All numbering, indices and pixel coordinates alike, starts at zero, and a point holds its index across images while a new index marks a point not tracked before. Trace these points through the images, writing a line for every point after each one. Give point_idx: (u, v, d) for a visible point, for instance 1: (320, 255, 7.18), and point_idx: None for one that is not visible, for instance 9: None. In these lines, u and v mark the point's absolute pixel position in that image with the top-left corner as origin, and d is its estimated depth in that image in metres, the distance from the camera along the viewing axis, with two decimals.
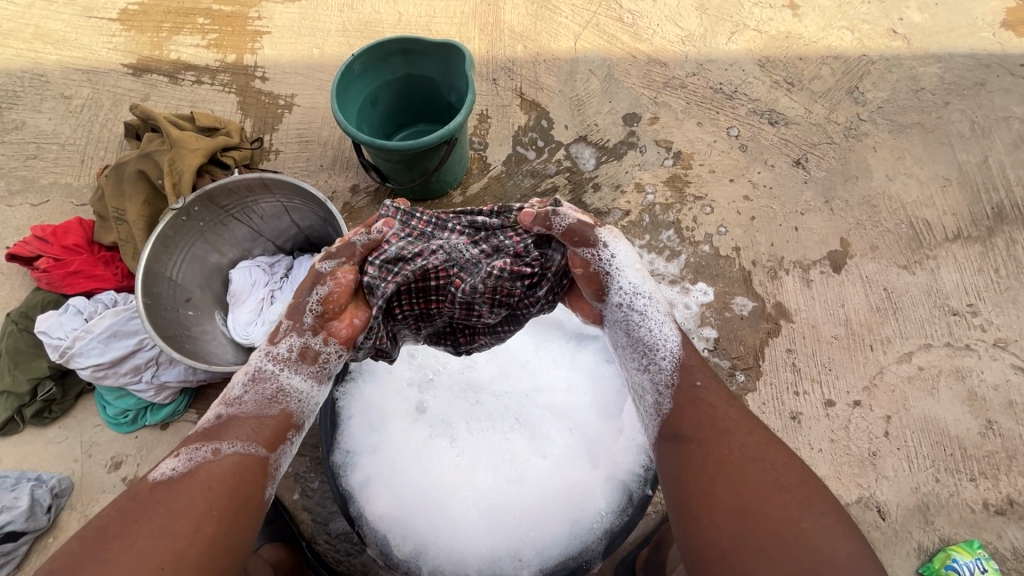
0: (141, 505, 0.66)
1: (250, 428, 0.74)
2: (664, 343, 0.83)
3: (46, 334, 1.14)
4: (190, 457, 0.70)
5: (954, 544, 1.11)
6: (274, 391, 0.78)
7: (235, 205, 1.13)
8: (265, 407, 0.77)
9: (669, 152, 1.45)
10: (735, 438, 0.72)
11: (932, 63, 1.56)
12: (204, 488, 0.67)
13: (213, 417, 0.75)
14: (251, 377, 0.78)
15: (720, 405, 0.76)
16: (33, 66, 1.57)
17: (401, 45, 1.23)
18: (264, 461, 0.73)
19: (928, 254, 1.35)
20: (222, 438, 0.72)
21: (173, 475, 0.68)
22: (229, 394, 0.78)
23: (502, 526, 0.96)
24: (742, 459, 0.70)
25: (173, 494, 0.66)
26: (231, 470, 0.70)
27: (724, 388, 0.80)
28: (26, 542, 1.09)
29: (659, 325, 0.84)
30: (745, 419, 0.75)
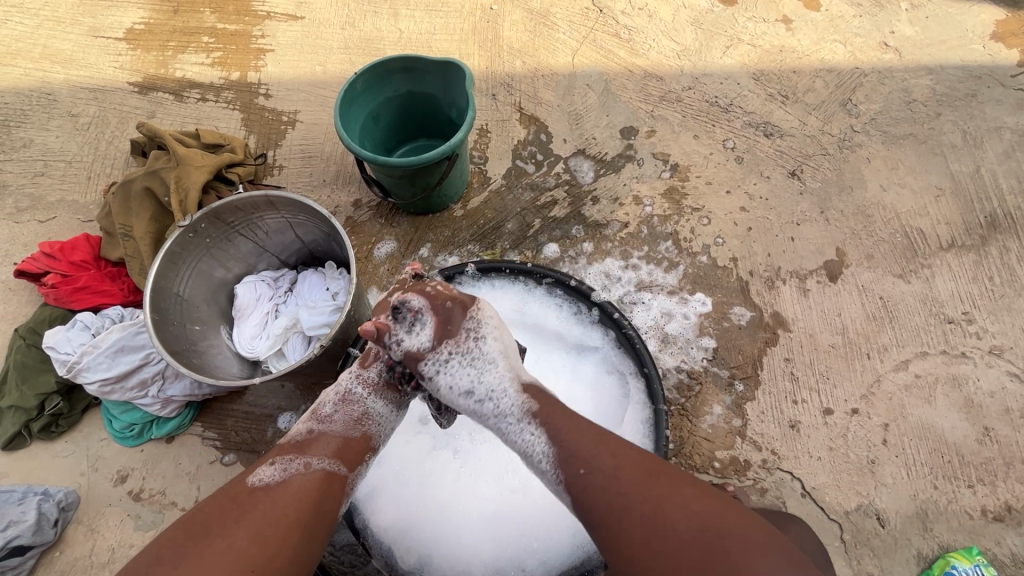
0: (237, 506, 0.70)
1: (337, 445, 0.81)
2: (533, 448, 0.79)
3: (55, 349, 1.16)
4: (285, 467, 0.75)
5: (954, 551, 1.12)
6: (360, 413, 0.85)
7: (241, 221, 1.14)
8: (351, 428, 0.84)
9: (666, 165, 1.48)
10: (635, 513, 0.69)
11: (924, 75, 1.59)
12: (295, 499, 0.72)
13: (303, 431, 0.82)
14: (341, 397, 0.86)
15: (608, 478, 0.72)
16: (41, 85, 1.60)
17: (403, 64, 1.25)
18: (345, 479, 0.79)
19: (923, 262, 1.37)
20: (312, 453, 0.78)
21: (269, 482, 0.73)
22: (320, 411, 0.85)
23: (506, 538, 0.97)
24: (650, 533, 0.67)
25: (269, 499, 0.71)
26: (317, 484, 0.75)
27: (608, 446, 0.76)
28: (32, 557, 1.10)
29: (521, 429, 0.81)
30: (635, 481, 0.71)
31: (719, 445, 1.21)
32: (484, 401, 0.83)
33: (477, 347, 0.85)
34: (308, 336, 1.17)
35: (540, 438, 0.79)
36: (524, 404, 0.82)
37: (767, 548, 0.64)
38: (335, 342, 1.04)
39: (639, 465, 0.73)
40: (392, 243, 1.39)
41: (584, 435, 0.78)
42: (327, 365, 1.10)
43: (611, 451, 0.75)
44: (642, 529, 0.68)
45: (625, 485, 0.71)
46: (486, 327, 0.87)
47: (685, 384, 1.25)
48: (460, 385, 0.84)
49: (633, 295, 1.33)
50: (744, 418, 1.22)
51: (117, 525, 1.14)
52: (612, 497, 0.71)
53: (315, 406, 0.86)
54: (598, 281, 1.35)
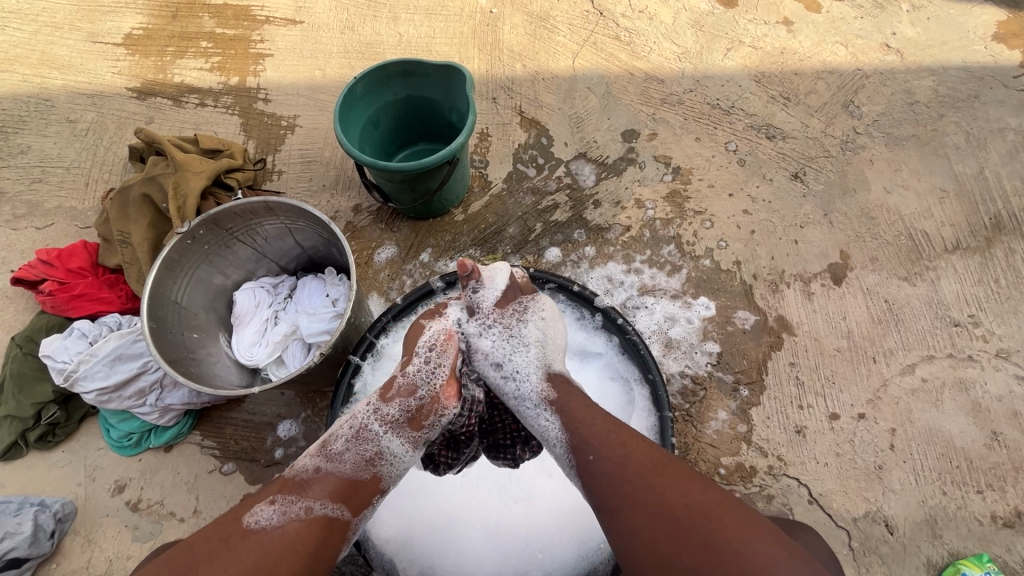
0: (228, 550, 0.68)
1: (341, 489, 0.77)
2: (547, 431, 0.84)
3: (52, 358, 1.14)
4: (284, 510, 0.72)
5: (964, 558, 1.11)
6: (373, 453, 0.82)
7: (240, 227, 1.13)
8: (359, 470, 0.80)
9: (668, 168, 1.46)
10: (637, 498, 0.70)
11: (926, 77, 1.59)
12: (288, 547, 0.69)
13: (309, 468, 0.79)
14: (355, 433, 0.83)
15: (617, 465, 0.74)
16: (38, 91, 1.59)
17: (403, 67, 1.24)
18: (344, 526, 0.76)
19: (928, 265, 1.36)
20: (315, 497, 0.75)
21: (264, 525, 0.71)
22: (329, 447, 0.82)
23: (509, 548, 0.95)
24: (649, 518, 0.67)
25: (261, 548, 0.68)
26: (316, 532, 0.72)
27: (618, 435, 0.78)
28: (29, 569, 1.08)
29: (538, 413, 0.87)
30: (641, 470, 0.72)
31: (724, 451, 1.19)
32: (509, 382, 0.92)
33: (518, 327, 0.96)
34: (308, 343, 1.16)
35: (551, 421, 0.85)
36: (543, 390, 0.88)
37: (766, 538, 0.63)
38: (335, 349, 1.03)
39: (646, 456, 0.74)
40: (393, 248, 1.38)
41: (598, 422, 0.80)
42: (326, 372, 1.08)
43: (621, 440, 0.77)
44: (641, 516, 0.68)
45: (630, 472, 0.72)
46: (533, 314, 0.97)
47: (690, 390, 1.24)
48: (493, 356, 0.94)
49: (636, 299, 1.32)
50: (749, 424, 1.21)
51: (115, 536, 1.13)
52: (617, 483, 0.72)
53: (325, 440, 0.83)
54: (601, 285, 1.34)
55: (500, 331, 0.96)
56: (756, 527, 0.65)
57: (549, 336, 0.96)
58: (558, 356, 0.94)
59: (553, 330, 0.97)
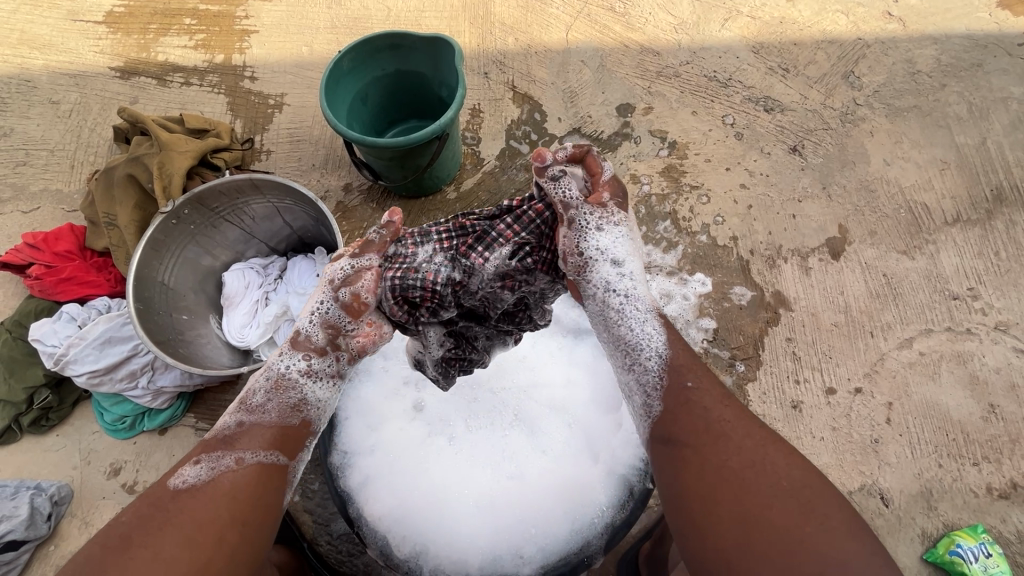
0: (161, 514, 0.65)
1: (272, 436, 0.75)
2: (649, 342, 0.80)
3: (41, 342, 1.13)
4: (212, 465, 0.69)
5: (958, 529, 1.11)
6: (298, 400, 0.79)
7: (226, 206, 1.11)
8: (286, 416, 0.78)
9: (664, 142, 1.44)
10: (731, 439, 0.69)
11: (928, 45, 1.55)
12: (223, 499, 0.67)
13: (231, 424, 0.75)
14: (274, 384, 0.79)
15: (714, 403, 0.74)
16: (19, 72, 1.56)
17: (389, 40, 1.21)
18: (284, 469, 0.74)
19: (927, 238, 1.34)
20: (244, 447, 0.72)
21: (194, 483, 0.68)
22: (249, 400, 0.78)
23: (503, 524, 0.95)
24: (740, 463, 0.67)
25: (197, 503, 0.66)
26: (254, 478, 0.70)
27: (716, 387, 0.77)
28: (27, 551, 1.09)
29: (644, 321, 0.82)
30: (737, 417, 0.72)
31: None
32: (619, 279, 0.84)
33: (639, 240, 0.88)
34: (299, 324, 1.15)
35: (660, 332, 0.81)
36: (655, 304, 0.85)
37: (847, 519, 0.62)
38: None
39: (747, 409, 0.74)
40: None
41: (696, 368, 0.79)
42: None
43: (722, 389, 0.77)
44: (733, 457, 0.67)
45: (728, 415, 0.72)
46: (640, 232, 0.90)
47: None
48: (613, 249, 0.83)
49: None
50: (745, 399, 1.20)
51: (112, 517, 1.13)
52: (712, 421, 0.71)
53: (243, 396, 0.79)
54: None
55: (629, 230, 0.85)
56: (843, 501, 0.64)
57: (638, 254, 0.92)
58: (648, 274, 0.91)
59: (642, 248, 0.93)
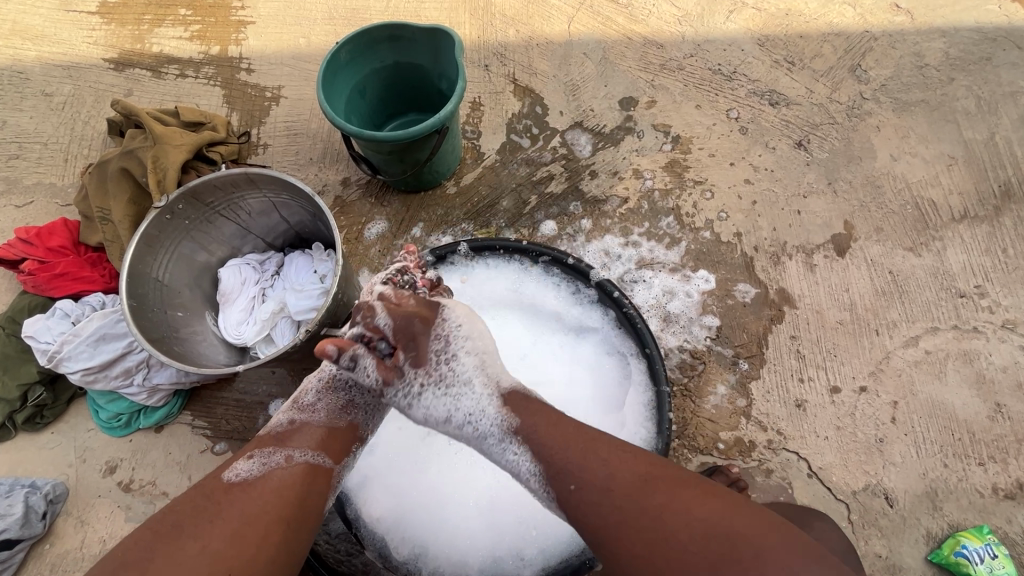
0: (214, 505, 0.68)
1: (319, 437, 0.79)
2: (521, 467, 0.76)
3: (34, 339, 1.12)
4: (264, 461, 0.73)
5: (964, 530, 1.10)
6: (346, 402, 0.85)
7: (221, 201, 1.09)
8: (334, 417, 0.83)
9: (667, 137, 1.41)
10: (632, 523, 0.66)
11: (937, 38, 1.52)
12: (272, 495, 0.70)
13: (284, 421, 0.80)
14: (325, 384, 0.85)
15: (602, 492, 0.69)
16: (11, 63, 1.53)
17: (388, 31, 1.18)
18: (328, 472, 0.77)
19: (934, 235, 1.32)
20: (295, 446, 0.76)
21: (245, 477, 0.72)
22: (301, 400, 0.84)
23: (503, 526, 0.94)
24: (648, 547, 0.64)
25: (246, 497, 0.69)
26: (300, 477, 0.74)
27: (598, 451, 0.72)
28: (22, 550, 1.08)
29: (504, 448, 0.79)
30: (629, 492, 0.68)
31: (723, 426, 1.17)
32: (462, 424, 0.82)
33: (452, 372, 0.85)
34: (296, 320, 1.13)
35: (519, 454, 0.77)
36: (504, 421, 0.80)
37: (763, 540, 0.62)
38: (323, 326, 1.00)
39: (633, 470, 0.70)
40: (384, 223, 1.34)
41: (571, 445, 0.74)
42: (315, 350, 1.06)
43: (600, 455, 0.72)
44: (649, 538, 0.64)
45: (620, 494, 0.68)
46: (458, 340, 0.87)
47: (688, 364, 1.21)
48: (436, 414, 0.83)
49: (633, 273, 1.28)
50: (749, 398, 1.19)
51: (108, 516, 1.12)
52: (608, 514, 0.68)
53: (296, 396, 0.85)
54: (597, 259, 1.30)
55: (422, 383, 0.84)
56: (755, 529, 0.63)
57: (483, 353, 0.88)
58: (498, 368, 0.88)
59: (475, 333, 0.89)
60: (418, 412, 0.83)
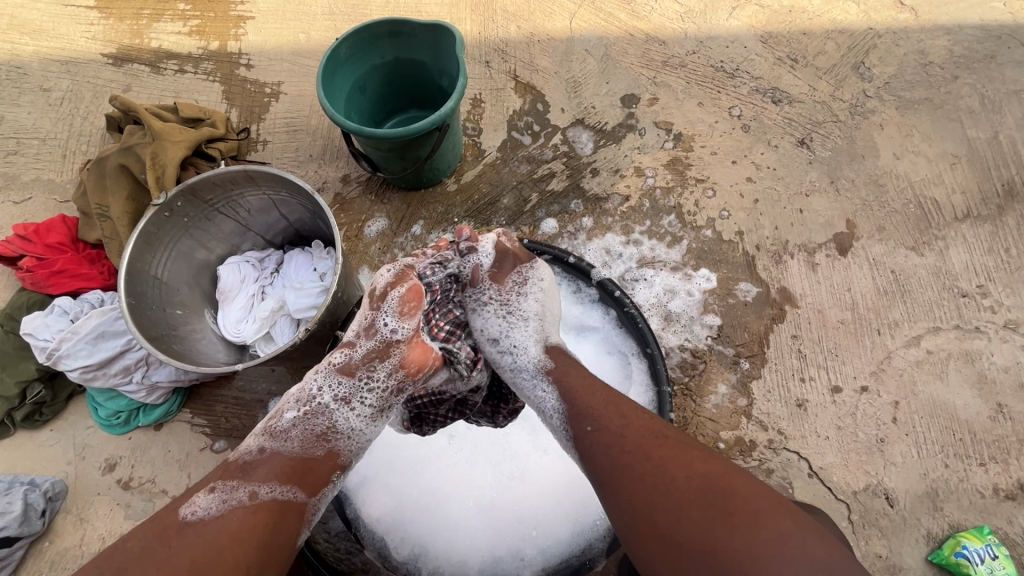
0: (163, 548, 0.63)
1: (289, 470, 0.72)
2: (546, 403, 0.83)
3: (32, 336, 1.11)
4: (224, 498, 0.67)
5: (964, 530, 1.09)
6: (325, 428, 0.78)
7: (220, 198, 1.08)
8: (310, 446, 0.76)
9: (669, 134, 1.41)
10: (636, 471, 0.68)
11: (941, 36, 1.51)
12: (229, 538, 0.64)
13: (253, 449, 0.74)
14: (304, 411, 0.79)
15: (615, 437, 0.73)
16: (9, 58, 1.52)
17: (389, 27, 1.17)
18: (299, 508, 0.71)
19: (937, 234, 1.32)
20: (260, 481, 0.70)
21: (202, 516, 0.66)
22: (274, 425, 0.77)
23: (502, 525, 0.93)
24: (649, 491, 0.66)
25: (201, 540, 0.63)
26: (265, 517, 0.67)
27: (617, 409, 0.77)
28: (22, 547, 1.08)
29: (535, 384, 0.86)
30: (641, 442, 0.71)
31: (723, 426, 1.17)
32: (506, 354, 0.90)
33: (517, 303, 0.93)
34: (295, 319, 1.13)
35: (547, 392, 0.84)
36: (541, 361, 0.88)
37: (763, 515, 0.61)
38: (322, 324, 0.99)
39: (647, 424, 0.73)
40: (384, 220, 1.33)
41: (596, 397, 0.79)
42: (315, 348, 1.05)
43: (621, 412, 0.76)
44: (652, 486, 0.66)
45: (630, 443, 0.71)
46: (533, 287, 0.94)
47: (689, 363, 1.21)
48: (490, 331, 0.92)
49: (634, 271, 1.28)
50: (749, 397, 1.19)
51: (107, 514, 1.12)
52: (617, 457, 0.71)
53: (270, 420, 0.78)
54: (598, 258, 1.29)
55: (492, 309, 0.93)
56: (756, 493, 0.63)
57: (547, 309, 0.94)
58: (554, 328, 0.94)
59: (551, 295, 0.96)
60: (478, 329, 0.94)
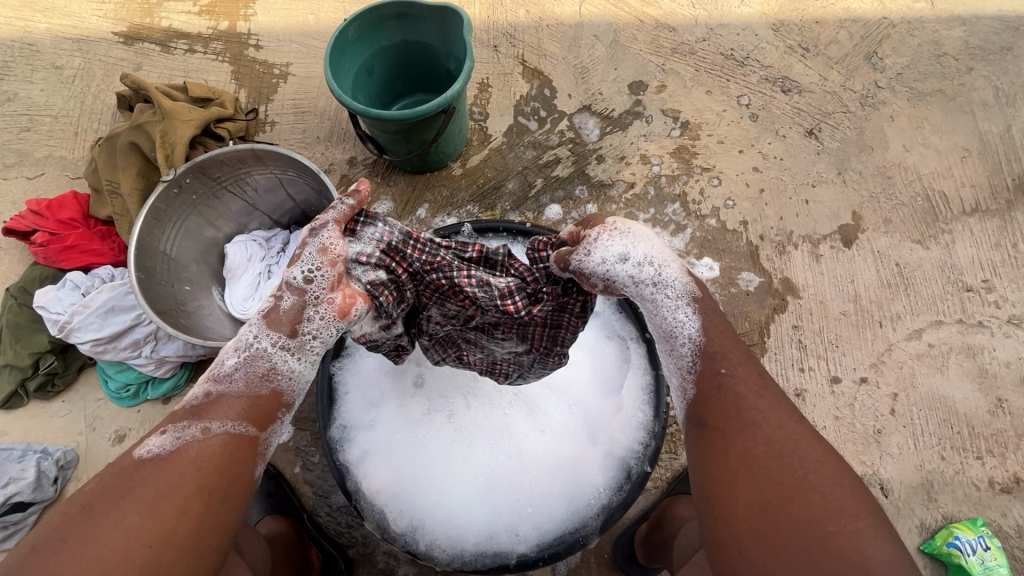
0: (126, 484, 0.58)
1: (240, 405, 0.64)
2: (686, 327, 0.72)
3: (45, 309, 1.14)
4: (177, 435, 0.61)
5: (957, 522, 1.10)
6: (267, 370, 0.67)
7: (228, 176, 1.10)
8: (255, 386, 0.66)
9: (676, 122, 1.40)
10: (759, 433, 0.64)
11: (956, 27, 1.48)
12: (185, 472, 0.59)
13: (200, 393, 0.65)
14: (246, 352, 0.67)
15: (750, 392, 0.68)
16: (22, 35, 1.54)
17: (396, 9, 1.17)
18: (255, 441, 0.64)
19: (944, 228, 1.31)
20: (211, 416, 0.63)
21: (158, 453, 0.60)
22: (217, 369, 0.66)
23: (499, 502, 0.95)
24: (767, 455, 0.62)
25: (160, 474, 0.59)
26: (220, 451, 0.62)
27: (755, 370, 0.71)
28: (34, 512, 1.11)
29: (678, 306, 0.72)
30: (773, 408, 0.66)
31: None
32: (643, 268, 0.72)
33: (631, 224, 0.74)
34: None
35: (693, 317, 0.72)
36: (689, 284, 0.74)
37: (867, 519, 0.57)
38: None
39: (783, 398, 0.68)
40: (389, 203, 1.34)
41: (736, 350, 0.72)
42: None
43: (761, 378, 0.70)
44: (763, 445, 0.63)
45: (764, 405, 0.66)
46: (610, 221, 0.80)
47: None
48: (616, 247, 0.71)
49: None
50: None
51: None
52: (743, 408, 0.66)
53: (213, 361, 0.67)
54: None
55: (604, 228, 0.72)
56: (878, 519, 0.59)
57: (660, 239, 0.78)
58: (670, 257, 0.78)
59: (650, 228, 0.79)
60: (598, 260, 0.70)
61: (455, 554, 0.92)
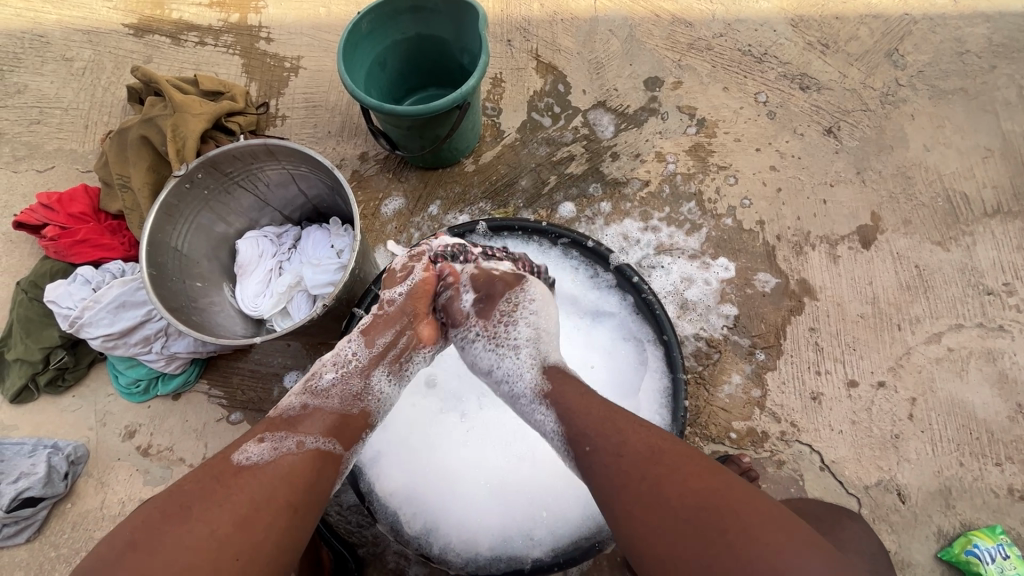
0: (223, 489, 0.63)
1: (332, 424, 0.75)
2: (546, 426, 0.77)
3: (57, 304, 1.14)
4: (275, 446, 0.68)
5: (976, 529, 1.08)
6: (359, 389, 0.82)
7: (240, 171, 1.09)
8: (347, 404, 0.79)
9: (693, 119, 1.38)
10: (634, 492, 0.63)
11: (980, 23, 1.45)
12: (284, 481, 0.65)
13: (296, 405, 0.76)
14: (342, 372, 0.82)
15: (612, 456, 0.67)
16: (32, 26, 1.53)
17: (411, 2, 1.15)
18: (338, 459, 0.73)
19: (965, 229, 1.28)
20: (307, 432, 0.71)
21: (256, 461, 0.66)
22: (314, 384, 0.80)
23: (514, 505, 0.94)
24: (648, 513, 0.61)
25: (257, 482, 0.64)
26: (310, 464, 0.69)
27: (616, 424, 0.70)
28: (44, 508, 1.11)
29: (534, 408, 0.80)
30: (636, 460, 0.65)
31: (736, 416, 1.16)
32: (501, 382, 0.85)
33: (505, 331, 0.89)
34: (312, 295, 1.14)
35: (547, 411, 0.78)
36: (537, 384, 0.81)
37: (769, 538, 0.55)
38: (339, 301, 0.99)
39: (642, 442, 0.67)
40: (401, 199, 1.33)
41: (592, 411, 0.72)
42: (331, 324, 1.06)
43: (617, 426, 0.69)
44: (640, 506, 0.62)
45: (624, 465, 0.65)
46: (524, 312, 0.90)
47: (704, 352, 1.20)
48: (485, 364, 0.89)
49: (652, 258, 1.26)
50: (764, 388, 1.18)
51: (127, 479, 1.15)
52: (613, 477, 0.65)
53: (308, 380, 0.81)
54: (616, 243, 1.28)
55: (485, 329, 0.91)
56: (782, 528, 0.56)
57: (542, 329, 0.89)
58: (553, 348, 0.88)
59: (545, 311, 0.91)
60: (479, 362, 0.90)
61: (469, 557, 0.91)
